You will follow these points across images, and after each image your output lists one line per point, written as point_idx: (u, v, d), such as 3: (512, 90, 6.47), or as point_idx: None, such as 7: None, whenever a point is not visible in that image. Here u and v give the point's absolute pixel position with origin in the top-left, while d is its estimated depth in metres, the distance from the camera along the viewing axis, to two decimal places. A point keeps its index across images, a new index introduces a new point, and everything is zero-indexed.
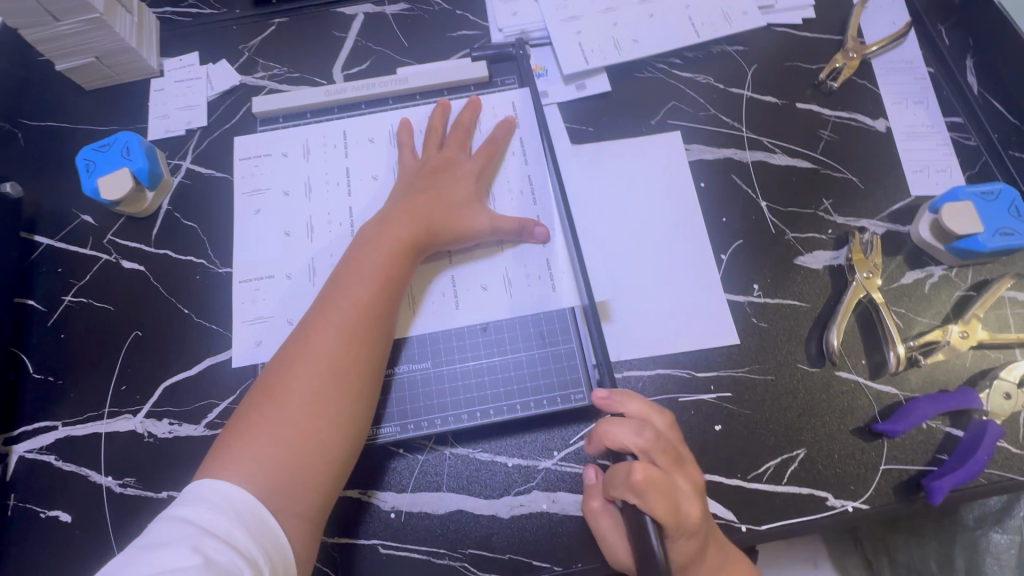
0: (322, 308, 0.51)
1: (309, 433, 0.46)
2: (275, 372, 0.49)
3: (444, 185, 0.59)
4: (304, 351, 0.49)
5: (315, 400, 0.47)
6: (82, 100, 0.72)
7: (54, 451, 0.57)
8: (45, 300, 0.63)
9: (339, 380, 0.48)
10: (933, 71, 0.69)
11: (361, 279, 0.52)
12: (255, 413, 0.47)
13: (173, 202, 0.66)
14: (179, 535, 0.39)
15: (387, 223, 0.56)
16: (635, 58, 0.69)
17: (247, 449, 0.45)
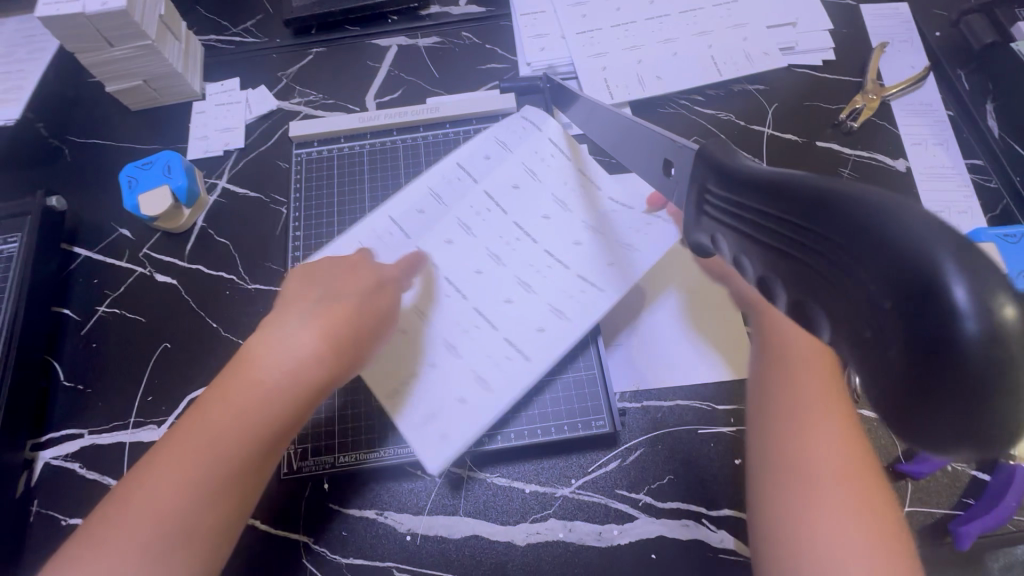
0: (211, 404, 0.44)
1: (171, 551, 0.41)
2: (143, 466, 0.43)
3: (352, 264, 0.51)
4: (180, 455, 0.43)
5: (184, 514, 0.41)
6: (127, 120, 0.76)
7: (79, 458, 0.58)
8: (80, 309, 0.65)
9: (212, 497, 0.42)
10: (952, 115, 0.70)
11: (255, 377, 0.44)
12: (116, 515, 0.41)
13: (207, 219, 0.69)
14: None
15: (309, 318, 0.47)
16: (658, 93, 0.71)
17: (96, 561, 0.40)
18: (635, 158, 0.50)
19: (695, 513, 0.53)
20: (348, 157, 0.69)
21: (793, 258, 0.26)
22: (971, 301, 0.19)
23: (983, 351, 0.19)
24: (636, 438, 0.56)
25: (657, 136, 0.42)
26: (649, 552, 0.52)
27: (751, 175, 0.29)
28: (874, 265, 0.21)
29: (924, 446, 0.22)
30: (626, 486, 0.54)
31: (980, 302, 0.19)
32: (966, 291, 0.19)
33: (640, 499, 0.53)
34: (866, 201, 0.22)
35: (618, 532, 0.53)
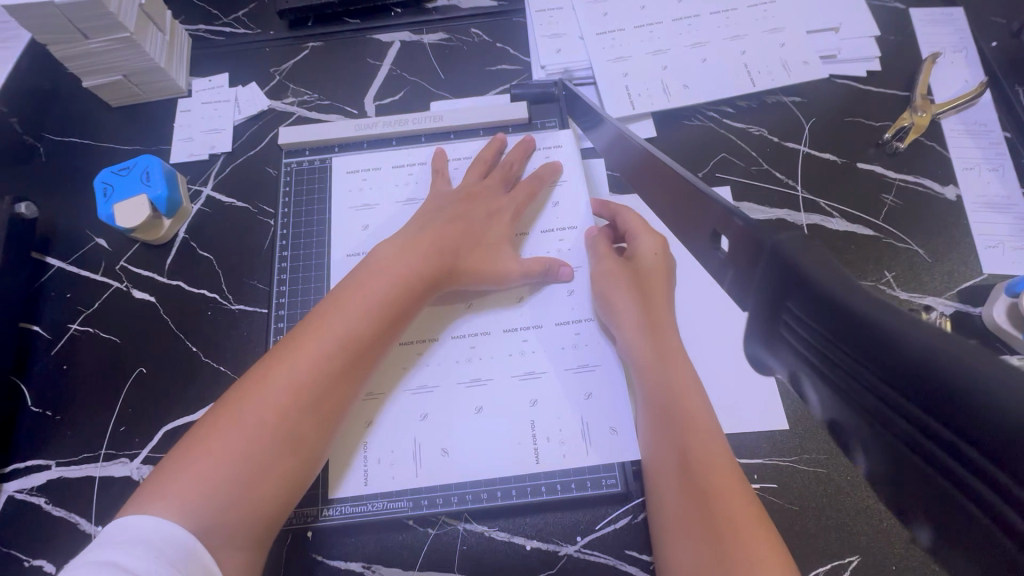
0: (315, 322, 0.47)
1: (265, 462, 0.42)
2: (239, 386, 0.45)
3: (480, 219, 0.55)
4: (280, 368, 0.45)
5: (278, 424, 0.43)
6: (108, 116, 0.70)
7: (45, 493, 0.54)
8: (51, 326, 0.60)
9: (308, 412, 0.44)
10: (1009, 137, 0.63)
11: (367, 294, 0.48)
12: (210, 431, 0.42)
13: (190, 230, 0.64)
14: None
15: (406, 251, 0.51)
16: (684, 104, 0.65)
17: (191, 472, 0.41)
18: (665, 204, 0.47)
19: None
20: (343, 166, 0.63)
21: (828, 379, 0.23)
22: None
23: None
24: None
25: (699, 189, 0.38)
26: None
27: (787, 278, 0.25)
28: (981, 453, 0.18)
29: None
30: (637, 547, 0.49)
31: None
32: None
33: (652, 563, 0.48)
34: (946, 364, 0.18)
35: None
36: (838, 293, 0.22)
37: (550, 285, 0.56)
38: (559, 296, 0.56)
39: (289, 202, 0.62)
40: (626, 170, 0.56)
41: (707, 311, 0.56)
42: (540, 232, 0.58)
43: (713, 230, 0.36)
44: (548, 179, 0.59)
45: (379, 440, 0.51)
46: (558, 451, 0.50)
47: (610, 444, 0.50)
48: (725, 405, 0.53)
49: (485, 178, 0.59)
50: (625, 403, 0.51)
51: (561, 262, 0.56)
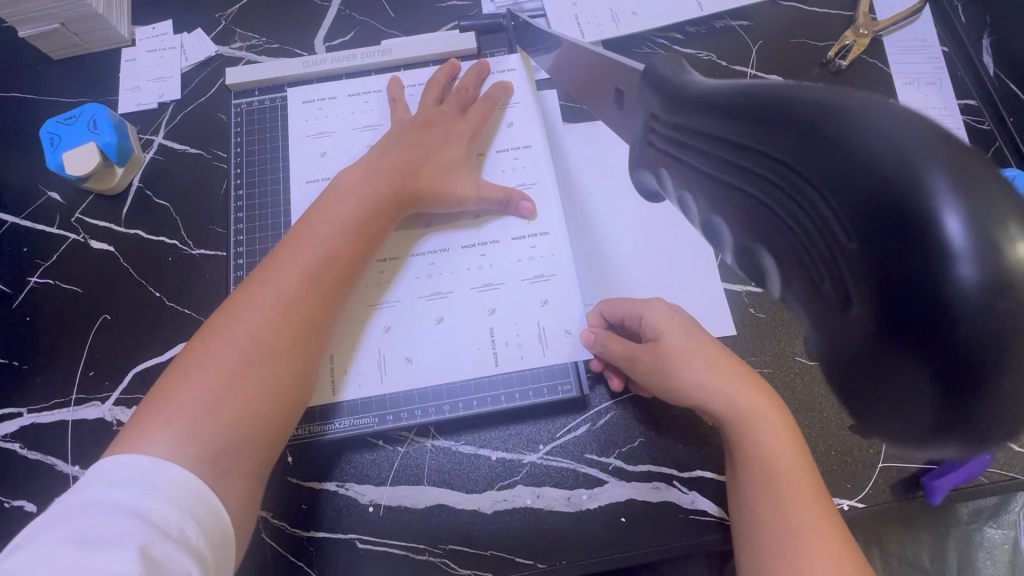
0: (293, 242, 0.47)
1: (264, 377, 0.42)
2: (223, 311, 0.45)
3: (437, 145, 0.55)
4: (263, 288, 0.45)
5: (271, 339, 0.43)
6: (48, 69, 0.68)
7: (19, 438, 0.55)
8: (10, 281, 0.60)
9: (298, 326, 0.45)
10: (947, 51, 0.65)
11: (336, 212, 0.49)
12: (202, 354, 0.42)
13: (144, 179, 0.63)
14: (115, 527, 0.33)
15: (371, 172, 0.52)
16: (633, 32, 0.65)
17: (188, 397, 0.40)
18: (594, 98, 0.48)
19: (667, 475, 0.51)
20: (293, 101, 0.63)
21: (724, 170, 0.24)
22: (966, 238, 0.18)
23: (980, 303, 0.18)
24: (606, 401, 0.53)
25: (616, 64, 0.39)
26: (619, 516, 0.50)
27: (696, 92, 0.27)
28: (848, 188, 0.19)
29: (906, 437, 0.22)
30: (596, 450, 0.52)
31: (973, 243, 0.18)
32: (961, 225, 0.18)
33: (609, 463, 0.52)
34: (833, 106, 0.20)
35: (588, 497, 0.51)
36: (730, 89, 0.24)
37: (509, 215, 0.57)
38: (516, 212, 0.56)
39: (243, 141, 0.62)
40: (570, 88, 0.57)
41: (662, 225, 0.58)
42: (496, 153, 0.59)
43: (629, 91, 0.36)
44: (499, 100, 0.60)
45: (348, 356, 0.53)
46: (517, 353, 0.53)
47: (566, 345, 0.53)
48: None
49: (441, 105, 0.59)
50: (577, 306, 0.54)
51: (522, 196, 0.56)
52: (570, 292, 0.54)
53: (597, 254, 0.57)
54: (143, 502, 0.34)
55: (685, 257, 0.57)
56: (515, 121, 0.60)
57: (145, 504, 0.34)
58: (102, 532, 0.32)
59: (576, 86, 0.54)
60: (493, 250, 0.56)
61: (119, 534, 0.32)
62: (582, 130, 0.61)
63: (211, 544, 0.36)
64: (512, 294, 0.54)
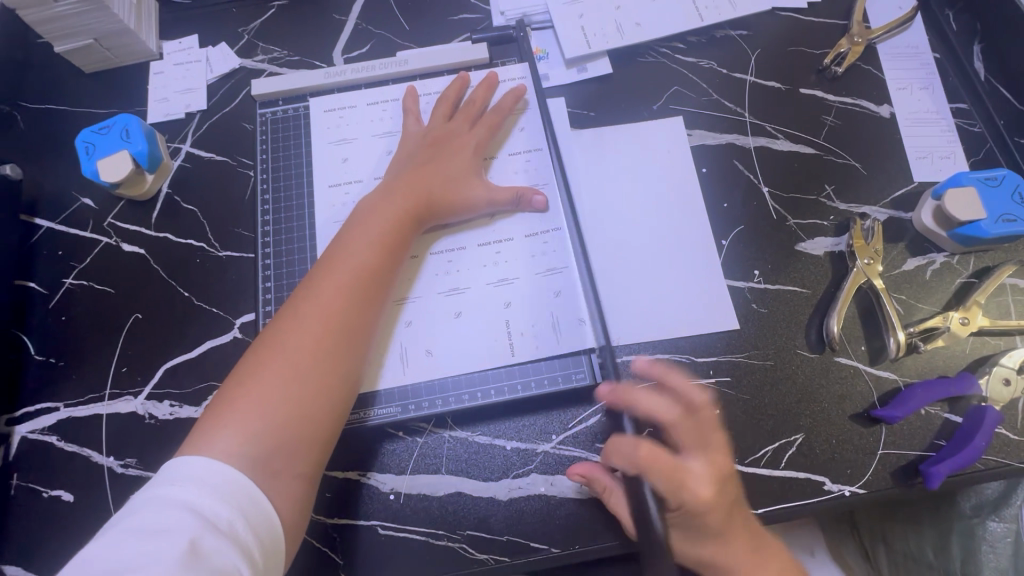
0: (331, 259, 0.51)
1: (306, 388, 0.45)
2: (272, 325, 0.48)
3: (443, 158, 0.59)
4: (303, 306, 0.48)
5: (317, 350, 0.46)
6: (81, 83, 0.71)
7: (56, 431, 0.57)
8: (46, 283, 0.63)
9: (340, 336, 0.48)
10: (939, 58, 0.68)
11: (364, 232, 0.52)
12: (254, 366, 0.45)
13: (172, 185, 0.66)
14: (173, 520, 0.36)
15: (391, 193, 0.55)
16: (637, 42, 0.68)
17: (243, 407, 0.43)
18: None
19: None
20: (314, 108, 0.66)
21: None
22: None
23: None
24: None
25: None
26: None
27: None
28: None
29: None
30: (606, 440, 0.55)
31: None
32: None
33: None
34: None
35: None
36: None
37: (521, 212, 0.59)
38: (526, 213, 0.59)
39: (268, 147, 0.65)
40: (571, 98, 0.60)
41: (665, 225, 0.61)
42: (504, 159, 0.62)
43: None
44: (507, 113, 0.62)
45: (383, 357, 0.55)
46: (532, 344, 0.55)
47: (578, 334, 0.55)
48: (682, 302, 0.58)
49: (450, 122, 0.62)
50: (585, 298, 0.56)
51: (533, 192, 0.59)
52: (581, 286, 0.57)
53: (603, 250, 0.60)
54: (197, 498, 0.38)
55: (686, 256, 0.60)
56: (524, 130, 0.63)
57: (198, 499, 0.38)
58: (161, 523, 0.36)
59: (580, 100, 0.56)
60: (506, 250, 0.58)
61: (176, 526, 0.36)
62: (589, 136, 0.65)
63: (259, 541, 0.39)
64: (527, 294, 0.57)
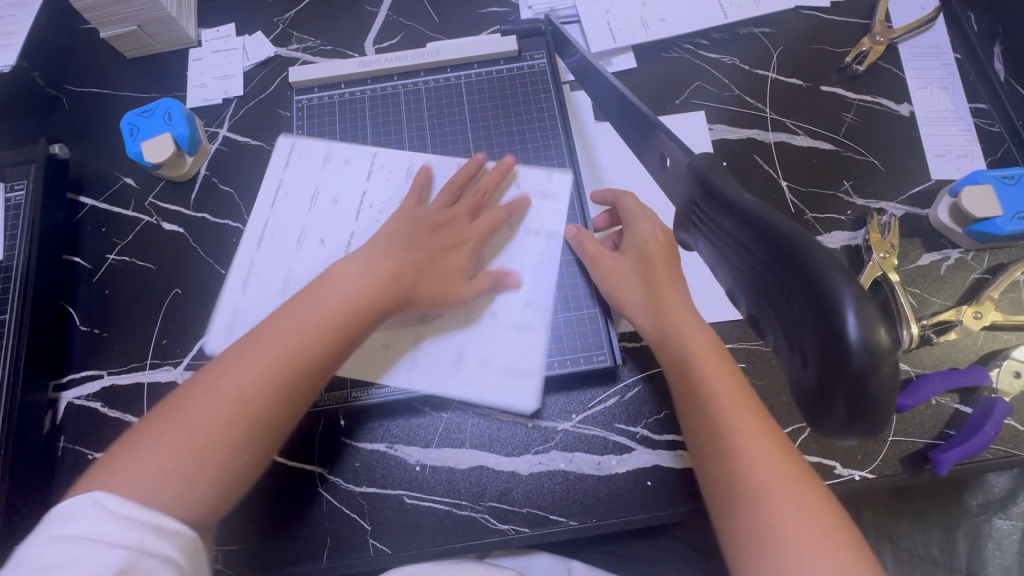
0: (329, 282, 0.50)
1: (238, 421, 0.43)
2: (254, 339, 0.47)
3: (443, 246, 0.55)
4: (273, 335, 0.47)
5: (284, 382, 0.45)
6: (124, 68, 0.74)
7: (100, 398, 0.60)
8: (91, 258, 0.66)
9: (262, 383, 0.44)
10: (959, 58, 0.69)
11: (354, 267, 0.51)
12: (182, 397, 0.44)
13: (210, 167, 0.69)
14: (76, 553, 0.35)
15: (392, 232, 0.54)
16: (661, 38, 0.70)
17: (141, 454, 0.41)
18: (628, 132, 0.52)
19: None
20: (303, 150, 0.66)
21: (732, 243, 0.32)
22: (862, 325, 0.25)
23: (866, 355, 0.25)
24: (634, 376, 0.58)
25: (658, 132, 0.42)
26: (645, 479, 0.55)
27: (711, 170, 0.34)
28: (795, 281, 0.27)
29: (829, 424, 0.29)
30: (625, 420, 0.57)
31: (865, 334, 0.25)
32: (855, 318, 0.25)
33: (637, 432, 0.56)
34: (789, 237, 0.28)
35: (616, 462, 0.55)
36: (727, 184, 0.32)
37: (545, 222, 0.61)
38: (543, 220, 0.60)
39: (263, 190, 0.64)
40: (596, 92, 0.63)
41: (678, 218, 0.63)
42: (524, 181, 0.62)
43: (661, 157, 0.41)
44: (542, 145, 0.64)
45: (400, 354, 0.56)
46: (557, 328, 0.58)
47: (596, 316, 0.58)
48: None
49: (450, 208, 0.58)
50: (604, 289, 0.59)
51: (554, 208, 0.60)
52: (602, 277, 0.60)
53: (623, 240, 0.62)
54: (100, 528, 0.37)
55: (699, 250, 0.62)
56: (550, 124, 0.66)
57: (101, 530, 0.36)
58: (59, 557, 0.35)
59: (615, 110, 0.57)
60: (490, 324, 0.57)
61: (83, 556, 0.35)
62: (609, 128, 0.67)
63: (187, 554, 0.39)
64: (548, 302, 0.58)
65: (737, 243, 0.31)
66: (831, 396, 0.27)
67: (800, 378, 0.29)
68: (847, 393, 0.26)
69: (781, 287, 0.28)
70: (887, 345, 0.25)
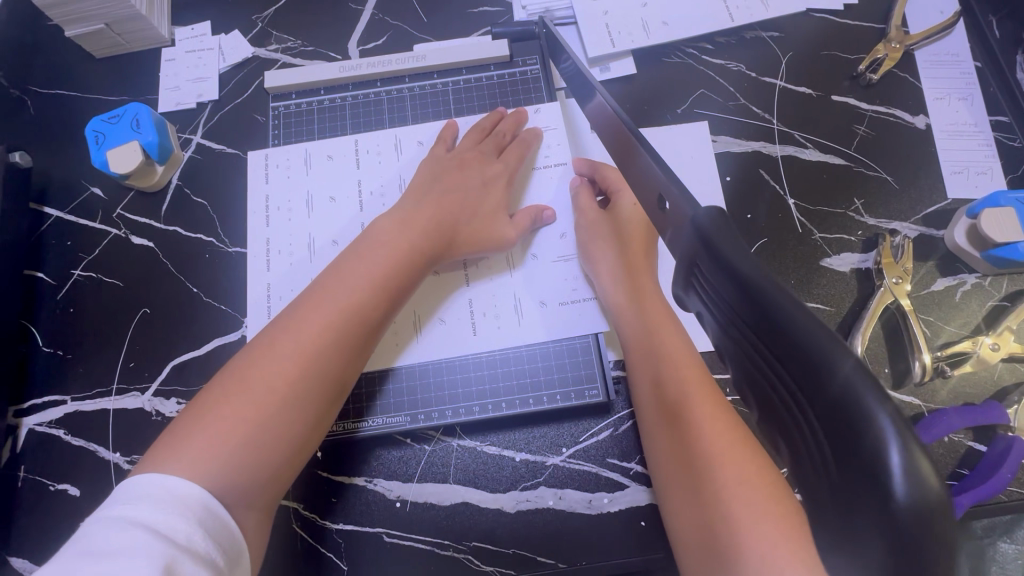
0: (369, 244, 0.51)
1: (281, 414, 0.43)
2: (301, 306, 0.47)
3: (477, 189, 0.56)
4: (291, 332, 0.46)
5: (331, 348, 0.46)
6: (92, 68, 0.70)
7: (63, 425, 0.57)
8: (55, 274, 0.62)
9: (300, 374, 0.44)
10: (980, 67, 0.65)
11: (371, 256, 0.50)
12: (220, 398, 0.43)
13: (182, 177, 0.65)
14: (127, 541, 0.34)
15: (406, 224, 0.52)
16: (663, 42, 0.66)
17: (193, 449, 0.40)
18: (614, 146, 0.45)
19: None
20: (278, 161, 0.62)
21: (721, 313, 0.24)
22: (903, 460, 0.17)
23: (909, 504, 0.17)
24: (629, 408, 0.54)
25: (657, 170, 0.34)
26: (639, 519, 0.52)
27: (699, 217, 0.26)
28: (805, 378, 0.19)
29: None
30: (618, 455, 0.53)
31: (907, 472, 0.17)
32: (898, 448, 0.17)
33: (631, 468, 0.53)
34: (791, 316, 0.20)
35: (608, 500, 0.52)
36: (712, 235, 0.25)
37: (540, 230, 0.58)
38: (551, 235, 0.58)
39: (251, 210, 0.61)
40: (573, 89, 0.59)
41: None
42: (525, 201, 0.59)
43: (657, 188, 0.34)
44: (533, 143, 0.60)
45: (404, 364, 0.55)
46: (546, 358, 0.55)
47: (588, 345, 0.55)
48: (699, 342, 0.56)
49: (480, 144, 0.59)
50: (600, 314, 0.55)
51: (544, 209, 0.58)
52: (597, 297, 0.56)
53: None
54: (156, 516, 0.36)
55: None
56: (542, 124, 0.62)
57: (156, 517, 0.36)
58: (110, 543, 0.34)
59: (596, 120, 0.50)
60: (533, 267, 0.57)
61: (132, 545, 0.34)
62: None
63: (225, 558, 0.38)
64: (552, 319, 0.55)
65: (733, 311, 0.23)
66: (861, 552, 0.18)
67: (818, 511, 0.21)
68: (887, 550, 0.17)
69: (787, 382, 0.20)
70: (941, 494, 0.17)
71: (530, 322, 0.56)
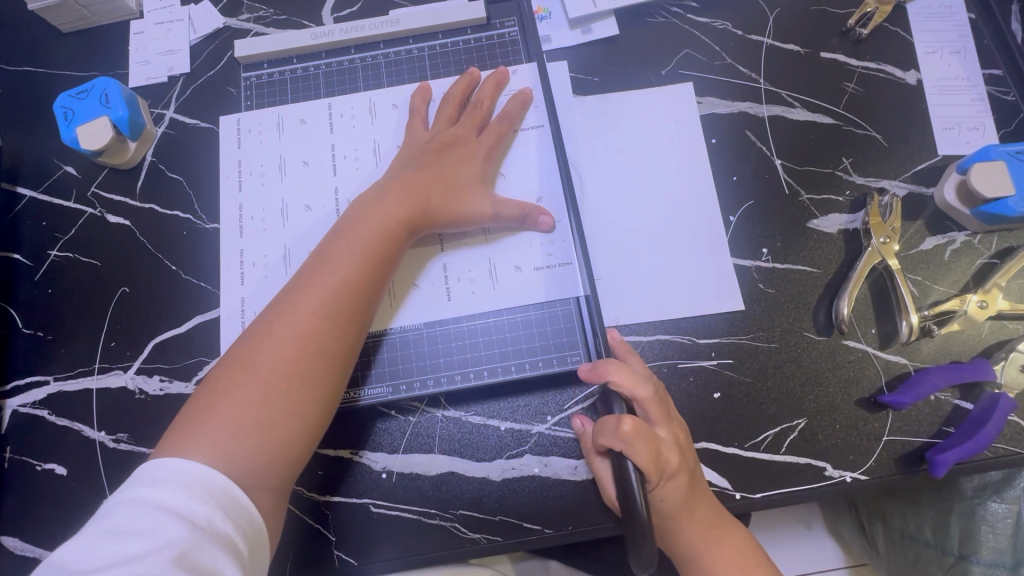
0: (354, 221, 0.51)
1: (287, 396, 0.44)
2: (294, 289, 0.48)
3: (451, 163, 0.54)
4: (287, 317, 0.46)
5: (327, 326, 0.46)
6: (59, 43, 0.68)
7: (47, 405, 0.57)
8: (31, 255, 0.61)
9: (299, 355, 0.45)
10: (974, 18, 0.63)
11: (356, 235, 0.49)
12: (226, 385, 0.44)
13: (157, 153, 0.64)
14: (149, 524, 0.36)
15: (382, 198, 0.52)
16: (646, 0, 0.64)
17: (208, 435, 0.42)
18: None
19: None
20: (252, 125, 0.62)
21: None
22: None
23: None
24: None
25: None
26: None
27: None
28: None
29: None
30: None
31: None
32: None
33: None
34: None
35: None
36: None
37: (516, 195, 0.57)
38: (527, 198, 0.57)
39: (224, 175, 0.60)
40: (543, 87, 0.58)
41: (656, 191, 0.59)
42: (507, 170, 0.58)
43: None
44: (514, 116, 0.58)
45: (397, 337, 0.55)
46: (526, 325, 0.54)
47: (566, 311, 0.54)
48: (670, 311, 0.55)
49: (454, 115, 0.58)
50: (579, 277, 0.55)
51: (539, 210, 0.55)
52: (574, 262, 0.55)
53: (605, 221, 0.58)
54: (176, 499, 0.38)
55: (678, 230, 0.57)
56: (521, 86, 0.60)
57: (176, 500, 0.38)
58: (136, 525, 0.36)
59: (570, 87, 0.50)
60: (512, 234, 0.56)
61: (154, 530, 0.36)
62: (591, 103, 0.62)
63: (243, 537, 0.39)
64: (528, 285, 0.55)
65: None
66: None
67: None
68: None
69: None
70: None
71: (506, 287, 0.55)
